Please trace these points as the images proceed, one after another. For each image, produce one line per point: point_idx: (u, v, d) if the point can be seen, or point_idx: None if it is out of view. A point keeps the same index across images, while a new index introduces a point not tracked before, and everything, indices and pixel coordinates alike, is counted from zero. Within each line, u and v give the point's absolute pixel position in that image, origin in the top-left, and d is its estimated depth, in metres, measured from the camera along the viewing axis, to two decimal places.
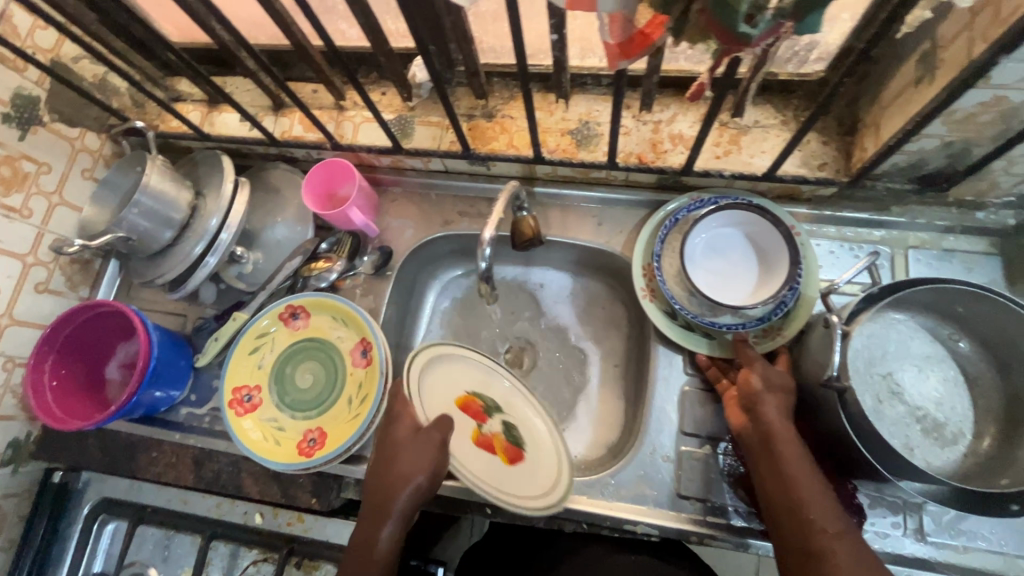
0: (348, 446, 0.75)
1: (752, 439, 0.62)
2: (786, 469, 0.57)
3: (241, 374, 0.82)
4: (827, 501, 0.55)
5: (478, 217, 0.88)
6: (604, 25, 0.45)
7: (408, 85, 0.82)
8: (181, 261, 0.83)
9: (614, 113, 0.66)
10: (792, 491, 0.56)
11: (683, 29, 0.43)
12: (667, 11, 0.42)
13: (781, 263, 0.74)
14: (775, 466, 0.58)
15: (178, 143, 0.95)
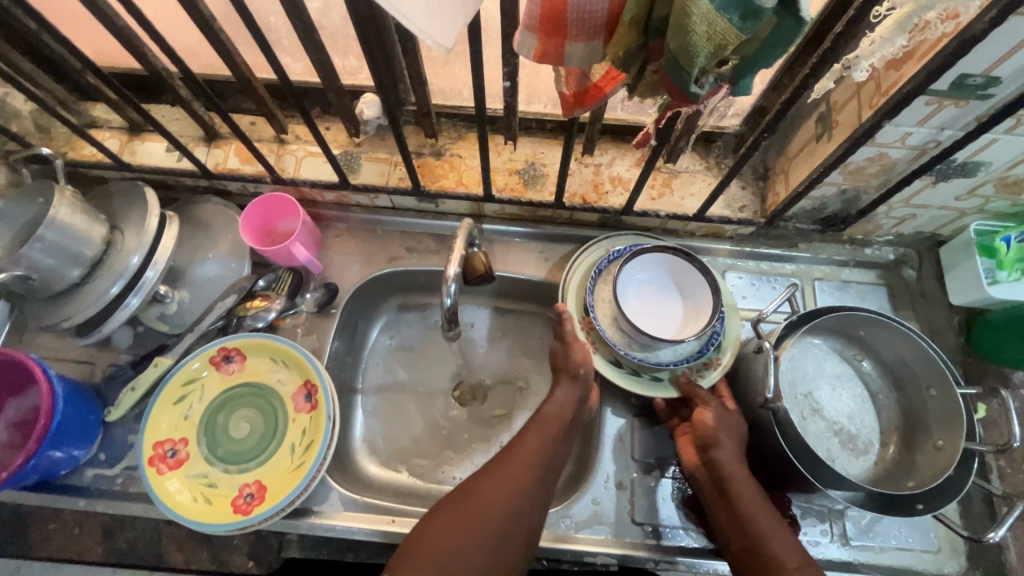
0: (294, 500, 0.69)
1: (708, 482, 0.67)
2: (741, 508, 0.62)
3: (165, 427, 0.74)
4: (786, 538, 0.60)
5: (426, 253, 0.88)
6: (562, 77, 0.50)
7: (355, 120, 0.82)
8: (93, 302, 0.74)
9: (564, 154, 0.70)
10: (750, 527, 0.61)
11: (638, 84, 0.47)
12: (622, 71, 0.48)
13: (703, 295, 0.77)
14: (730, 506, 0.63)
15: (90, 173, 0.87)
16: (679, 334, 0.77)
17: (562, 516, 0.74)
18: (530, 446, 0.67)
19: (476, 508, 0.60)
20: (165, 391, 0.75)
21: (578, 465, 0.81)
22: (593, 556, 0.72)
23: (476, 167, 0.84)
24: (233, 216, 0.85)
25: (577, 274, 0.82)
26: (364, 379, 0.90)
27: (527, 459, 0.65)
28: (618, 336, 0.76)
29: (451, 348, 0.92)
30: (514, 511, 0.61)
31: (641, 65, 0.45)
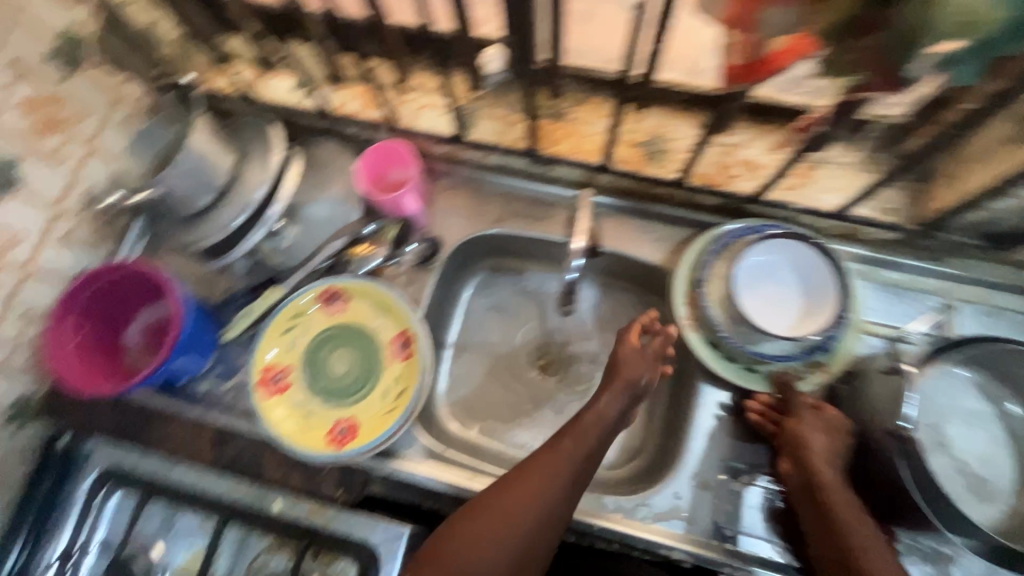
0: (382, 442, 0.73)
1: (800, 487, 0.65)
2: (834, 517, 0.60)
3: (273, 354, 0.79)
4: (883, 550, 0.57)
5: (530, 219, 0.86)
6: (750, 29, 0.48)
7: (479, 74, 0.80)
8: (220, 230, 0.79)
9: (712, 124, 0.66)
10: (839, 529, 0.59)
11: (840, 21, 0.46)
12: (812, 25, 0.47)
13: (826, 295, 0.73)
14: (823, 515, 0.61)
15: (222, 104, 0.91)
16: (789, 329, 0.74)
17: (640, 503, 0.73)
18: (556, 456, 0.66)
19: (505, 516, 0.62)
20: (275, 320, 0.79)
21: (658, 456, 0.80)
22: (668, 549, 0.71)
23: (596, 135, 0.80)
24: (348, 159, 0.87)
25: (696, 245, 0.79)
26: (452, 335, 0.91)
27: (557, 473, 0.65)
28: (722, 317, 0.75)
29: (541, 317, 0.92)
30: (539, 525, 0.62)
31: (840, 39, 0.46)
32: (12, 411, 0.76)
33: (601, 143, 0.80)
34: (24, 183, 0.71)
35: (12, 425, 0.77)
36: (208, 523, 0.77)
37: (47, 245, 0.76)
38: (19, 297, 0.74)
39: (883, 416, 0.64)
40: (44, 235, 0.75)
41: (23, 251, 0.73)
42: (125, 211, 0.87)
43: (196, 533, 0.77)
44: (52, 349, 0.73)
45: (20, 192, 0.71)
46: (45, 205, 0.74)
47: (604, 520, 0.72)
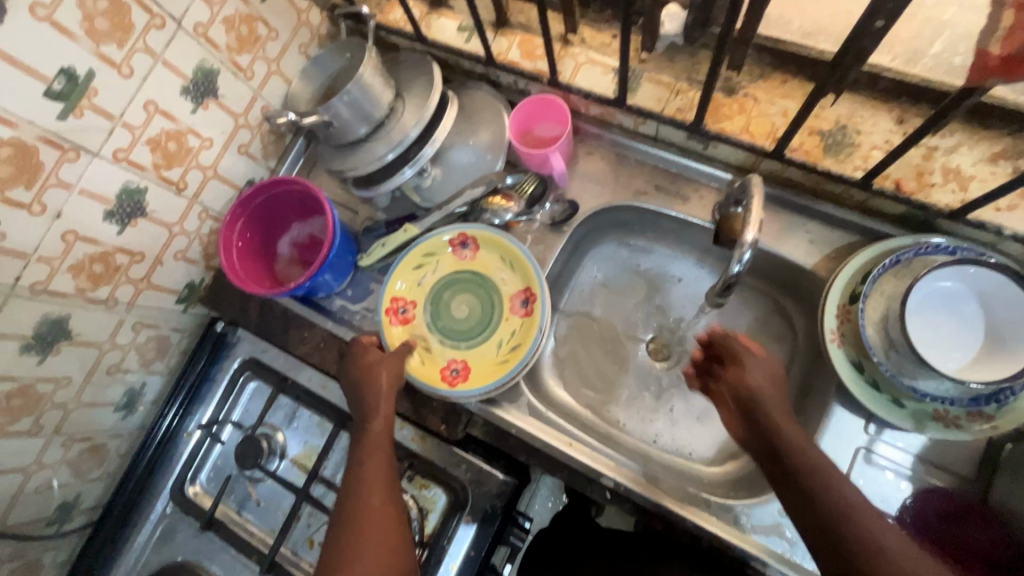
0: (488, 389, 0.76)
1: (760, 449, 0.61)
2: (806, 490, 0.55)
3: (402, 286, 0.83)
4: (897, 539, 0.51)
5: (674, 196, 0.81)
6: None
7: (653, 34, 0.74)
8: (371, 162, 0.82)
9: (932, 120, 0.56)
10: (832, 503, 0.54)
11: None
12: None
13: (1018, 344, 0.62)
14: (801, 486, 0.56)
15: (389, 38, 0.93)
16: (956, 371, 0.65)
17: (739, 512, 0.70)
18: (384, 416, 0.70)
19: (370, 482, 0.66)
20: (410, 255, 0.83)
21: (761, 467, 0.76)
22: (762, 565, 0.68)
23: (771, 115, 0.72)
24: (498, 108, 0.86)
25: (862, 254, 0.71)
26: (568, 301, 0.90)
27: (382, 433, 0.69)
28: (877, 338, 0.67)
29: (660, 299, 0.88)
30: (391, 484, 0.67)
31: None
32: (184, 293, 0.87)
33: (775, 126, 0.72)
34: (220, 92, 0.78)
35: (182, 305, 0.88)
36: (325, 425, 0.86)
37: (228, 151, 0.84)
38: (202, 194, 0.83)
39: None
40: (228, 142, 0.83)
41: (210, 155, 0.82)
42: (291, 131, 0.94)
43: (313, 432, 0.86)
44: (224, 246, 0.82)
45: (216, 100, 0.78)
46: (232, 115, 0.82)
47: (696, 516, 0.70)
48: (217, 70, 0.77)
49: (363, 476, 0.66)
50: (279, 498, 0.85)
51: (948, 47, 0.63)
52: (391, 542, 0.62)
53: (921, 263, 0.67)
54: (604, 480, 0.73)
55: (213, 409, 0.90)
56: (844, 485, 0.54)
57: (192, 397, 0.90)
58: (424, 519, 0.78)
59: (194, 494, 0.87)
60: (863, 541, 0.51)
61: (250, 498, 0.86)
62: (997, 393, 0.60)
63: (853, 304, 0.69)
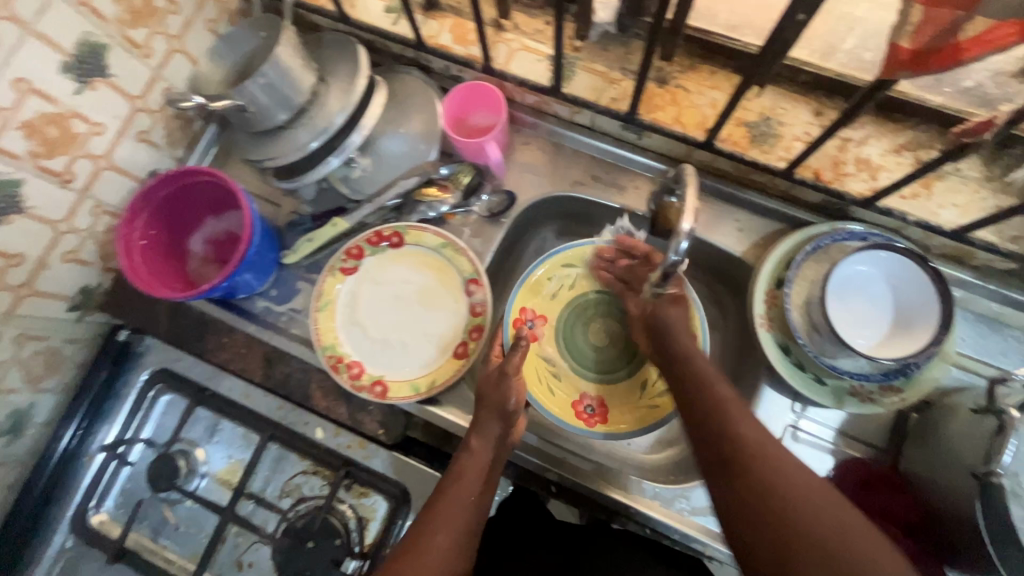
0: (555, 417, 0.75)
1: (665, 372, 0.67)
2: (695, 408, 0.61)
3: (543, 304, 0.81)
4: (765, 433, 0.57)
5: (610, 186, 0.81)
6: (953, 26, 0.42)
7: (587, 21, 0.73)
8: (293, 152, 0.76)
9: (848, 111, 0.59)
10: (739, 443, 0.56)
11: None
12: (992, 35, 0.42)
13: (923, 322, 0.67)
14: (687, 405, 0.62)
15: (309, 18, 0.86)
16: (869, 349, 0.69)
17: (680, 495, 0.71)
18: (489, 444, 0.64)
19: (439, 511, 0.60)
20: (548, 264, 0.80)
21: (697, 452, 0.78)
22: (703, 545, 0.70)
23: (701, 106, 0.74)
24: (430, 94, 0.82)
25: (786, 242, 0.74)
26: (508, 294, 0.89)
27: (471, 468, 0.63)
28: (801, 321, 0.70)
29: None
30: (469, 516, 0.60)
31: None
32: (77, 300, 0.77)
33: (705, 117, 0.73)
34: (110, 71, 0.69)
35: (76, 312, 0.78)
36: (251, 437, 0.80)
37: (125, 138, 0.75)
38: (94, 187, 0.73)
39: (966, 457, 0.60)
40: (123, 128, 0.74)
41: (102, 142, 0.72)
42: (201, 116, 0.85)
43: (238, 445, 0.80)
44: (123, 245, 0.72)
45: (106, 79, 0.69)
46: (128, 98, 0.73)
47: (640, 504, 0.71)
48: (106, 45, 0.68)
49: (433, 508, 0.60)
50: (200, 520, 0.78)
51: (860, 43, 0.65)
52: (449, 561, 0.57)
53: (838, 249, 0.70)
54: (547, 474, 0.75)
55: (120, 427, 0.80)
56: (754, 426, 0.57)
57: (92, 415, 0.80)
58: (364, 528, 0.75)
59: (99, 523, 0.78)
60: (769, 477, 0.53)
61: (167, 522, 0.78)
62: (903, 367, 0.66)
63: (780, 290, 0.72)
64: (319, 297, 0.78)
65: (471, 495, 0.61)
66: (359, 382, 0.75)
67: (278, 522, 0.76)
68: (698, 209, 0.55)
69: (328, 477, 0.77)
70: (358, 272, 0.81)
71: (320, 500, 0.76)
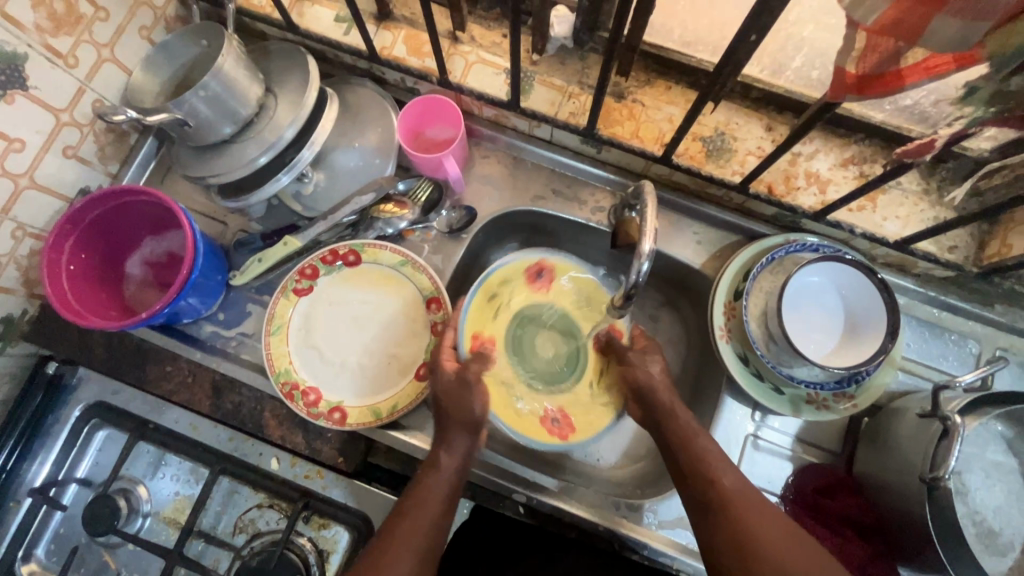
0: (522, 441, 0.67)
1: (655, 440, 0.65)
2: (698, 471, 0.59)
3: (481, 325, 0.73)
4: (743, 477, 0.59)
5: (571, 200, 0.81)
6: (893, 52, 0.42)
7: (543, 36, 0.73)
8: (239, 168, 0.72)
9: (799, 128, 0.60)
10: (721, 491, 0.57)
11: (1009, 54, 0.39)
12: (926, 67, 0.42)
13: (873, 330, 0.69)
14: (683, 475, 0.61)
15: (254, 26, 0.82)
16: (823, 358, 0.71)
17: (647, 509, 0.72)
18: (460, 456, 0.64)
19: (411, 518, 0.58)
20: (482, 287, 0.72)
21: (665, 465, 0.78)
22: (671, 559, 0.70)
23: (658, 121, 0.74)
24: (385, 107, 0.80)
25: (744, 253, 0.75)
26: None
27: (444, 482, 0.61)
28: (759, 332, 0.71)
29: None
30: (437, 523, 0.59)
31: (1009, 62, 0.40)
32: None
33: (662, 132, 0.74)
34: (30, 82, 0.64)
35: None
36: (199, 471, 0.75)
37: (49, 155, 0.69)
38: (14, 208, 0.67)
39: (916, 463, 0.62)
40: (46, 145, 0.68)
41: (22, 160, 0.66)
42: (136, 129, 0.80)
43: (185, 480, 0.75)
44: (48, 271, 0.66)
45: (25, 92, 0.64)
46: (52, 111, 0.67)
47: (608, 522, 0.71)
48: (24, 55, 0.62)
49: (403, 513, 0.59)
50: (144, 564, 0.72)
51: (809, 59, 0.67)
52: (420, 564, 0.56)
53: (792, 260, 0.72)
54: (515, 495, 0.73)
55: (51, 467, 0.74)
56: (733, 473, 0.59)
57: (18, 456, 0.73)
58: (326, 561, 0.72)
59: (29, 573, 0.72)
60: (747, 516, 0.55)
61: (107, 567, 0.72)
62: (855, 375, 0.68)
63: (738, 301, 0.73)
64: (271, 321, 0.75)
65: (442, 507, 0.60)
66: (315, 410, 0.72)
67: (231, 560, 0.71)
68: (658, 227, 0.55)
69: (285, 509, 0.73)
70: (312, 292, 0.78)
71: (277, 534, 0.72)
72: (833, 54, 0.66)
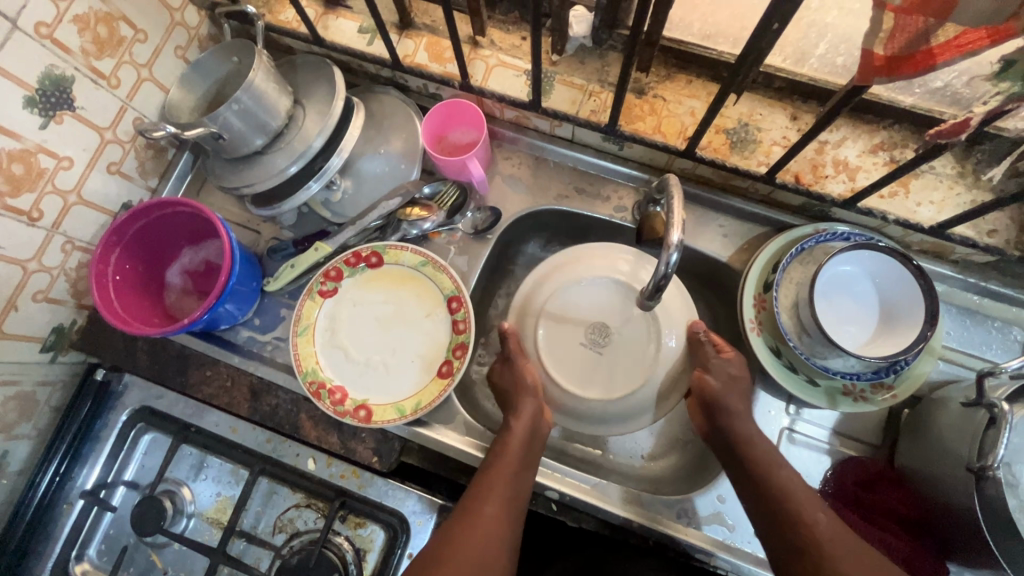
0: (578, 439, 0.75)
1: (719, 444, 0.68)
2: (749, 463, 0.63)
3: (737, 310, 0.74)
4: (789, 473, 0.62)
5: (595, 198, 0.81)
6: (917, 33, 0.42)
7: (563, 37, 0.74)
8: (272, 177, 0.75)
9: (825, 116, 0.59)
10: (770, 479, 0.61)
11: None
12: (957, 47, 0.42)
13: (910, 319, 0.68)
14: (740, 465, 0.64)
15: (281, 40, 0.85)
16: (858, 348, 0.70)
17: (681, 505, 0.71)
18: (526, 424, 0.67)
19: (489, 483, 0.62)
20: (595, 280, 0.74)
21: (697, 462, 0.78)
22: (707, 556, 0.69)
23: (680, 115, 0.74)
24: (409, 113, 0.82)
25: (771, 244, 0.74)
26: (497, 308, 0.87)
27: (517, 435, 0.66)
28: (791, 324, 0.70)
29: None
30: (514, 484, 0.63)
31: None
32: (50, 340, 0.74)
33: (684, 125, 0.74)
34: (77, 103, 0.67)
35: (48, 354, 0.75)
36: (239, 472, 0.77)
37: (94, 171, 0.72)
38: (63, 223, 0.71)
39: (961, 453, 0.60)
40: (91, 162, 0.72)
41: (71, 177, 0.70)
42: (173, 144, 0.83)
43: (226, 481, 0.77)
44: (96, 280, 0.69)
45: (72, 112, 0.67)
46: (96, 130, 0.70)
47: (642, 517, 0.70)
48: (71, 78, 0.66)
49: (483, 474, 0.64)
50: (189, 563, 0.74)
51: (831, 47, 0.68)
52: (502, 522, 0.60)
53: (822, 249, 0.71)
54: (547, 492, 0.73)
55: (100, 471, 0.77)
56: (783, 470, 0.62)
57: (69, 461, 0.76)
58: (362, 560, 0.72)
59: (82, 573, 0.75)
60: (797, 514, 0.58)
61: (154, 567, 0.74)
62: (894, 364, 0.66)
63: (767, 293, 0.72)
64: (297, 322, 0.77)
65: (510, 475, 0.63)
66: (342, 407, 0.74)
67: (272, 559, 0.73)
68: (684, 219, 0.55)
69: (322, 508, 0.75)
70: (337, 294, 0.79)
71: (314, 533, 0.74)
72: (858, 39, 0.65)
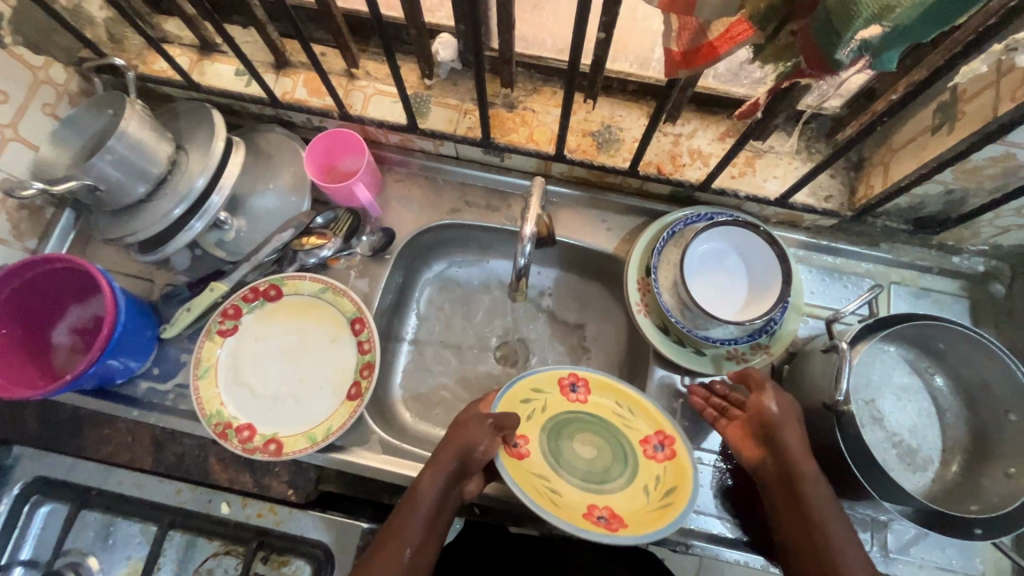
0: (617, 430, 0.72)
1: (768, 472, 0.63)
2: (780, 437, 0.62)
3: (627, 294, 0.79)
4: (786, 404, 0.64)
5: (485, 209, 0.85)
6: (677, 34, 0.49)
7: (430, 62, 0.78)
8: (156, 223, 0.74)
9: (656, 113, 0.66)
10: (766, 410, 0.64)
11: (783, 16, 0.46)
12: (734, 37, 0.47)
13: (772, 281, 0.75)
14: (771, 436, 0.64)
15: (158, 89, 0.86)
16: (735, 316, 0.76)
17: None
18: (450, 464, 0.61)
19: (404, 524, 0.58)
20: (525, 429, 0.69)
21: None
22: None
23: (549, 123, 0.80)
24: (295, 148, 0.84)
25: (649, 232, 0.81)
26: (407, 327, 0.89)
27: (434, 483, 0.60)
28: (672, 301, 0.75)
29: (499, 304, 0.90)
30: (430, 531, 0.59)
31: (778, 26, 0.47)
32: None
33: (554, 132, 0.80)
34: None
35: None
36: (149, 530, 0.73)
37: None
38: None
39: (824, 392, 0.67)
40: None
41: None
42: (51, 203, 0.81)
43: (135, 542, 0.73)
44: None
45: None
46: None
47: None
48: None
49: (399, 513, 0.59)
50: None
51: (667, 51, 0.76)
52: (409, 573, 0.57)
53: (691, 231, 0.78)
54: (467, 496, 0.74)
55: None
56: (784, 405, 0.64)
57: None
58: None
59: None
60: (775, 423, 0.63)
61: None
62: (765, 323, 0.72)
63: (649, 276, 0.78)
64: (198, 365, 0.76)
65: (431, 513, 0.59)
66: (250, 444, 0.72)
67: None
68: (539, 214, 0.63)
69: (242, 553, 0.72)
70: (237, 332, 0.79)
71: None
72: None
